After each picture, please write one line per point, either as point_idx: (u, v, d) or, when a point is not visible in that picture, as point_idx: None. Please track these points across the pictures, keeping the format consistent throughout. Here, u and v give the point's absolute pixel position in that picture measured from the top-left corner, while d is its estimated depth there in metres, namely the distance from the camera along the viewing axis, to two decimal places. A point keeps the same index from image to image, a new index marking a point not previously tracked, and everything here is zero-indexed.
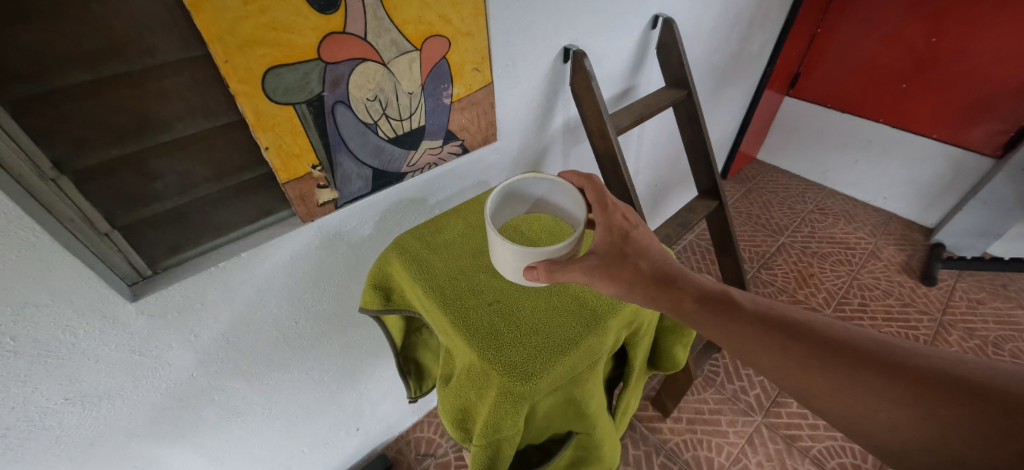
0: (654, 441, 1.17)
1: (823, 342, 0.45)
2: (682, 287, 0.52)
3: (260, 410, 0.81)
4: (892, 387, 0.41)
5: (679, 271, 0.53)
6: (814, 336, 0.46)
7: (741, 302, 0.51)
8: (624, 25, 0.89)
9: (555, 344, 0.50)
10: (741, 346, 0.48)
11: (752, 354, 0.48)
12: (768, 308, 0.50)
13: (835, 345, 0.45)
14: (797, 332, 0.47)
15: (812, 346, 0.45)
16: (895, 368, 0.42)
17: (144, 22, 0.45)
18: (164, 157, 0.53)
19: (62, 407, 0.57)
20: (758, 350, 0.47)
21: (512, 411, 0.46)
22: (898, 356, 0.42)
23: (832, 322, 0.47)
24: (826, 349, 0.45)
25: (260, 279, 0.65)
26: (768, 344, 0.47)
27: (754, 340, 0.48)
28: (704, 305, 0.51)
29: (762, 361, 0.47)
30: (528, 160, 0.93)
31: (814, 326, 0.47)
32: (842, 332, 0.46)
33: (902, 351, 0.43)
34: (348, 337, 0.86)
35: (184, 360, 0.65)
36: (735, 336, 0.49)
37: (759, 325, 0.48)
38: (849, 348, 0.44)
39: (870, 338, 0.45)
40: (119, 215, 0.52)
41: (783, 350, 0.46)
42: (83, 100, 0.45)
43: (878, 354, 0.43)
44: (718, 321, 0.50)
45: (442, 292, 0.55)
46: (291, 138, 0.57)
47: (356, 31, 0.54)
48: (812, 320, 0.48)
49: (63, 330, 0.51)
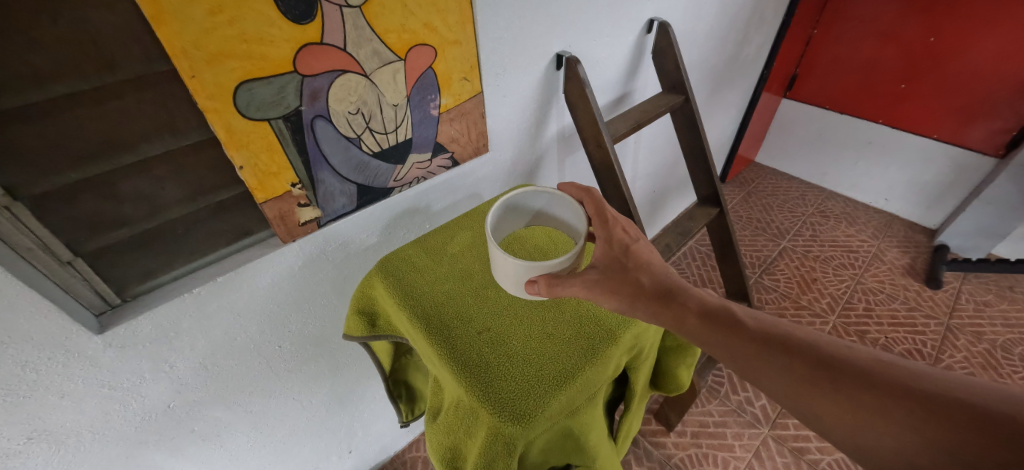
0: (659, 457, 1.14)
1: (824, 360, 0.42)
2: (684, 302, 0.48)
3: (245, 438, 0.77)
4: (894, 409, 0.38)
5: (682, 287, 0.50)
6: (816, 355, 0.43)
7: (743, 319, 0.47)
8: (618, 30, 0.87)
9: (549, 378, 0.46)
10: (743, 365, 0.45)
11: (753, 373, 0.45)
12: (769, 324, 0.47)
13: (837, 365, 0.42)
14: (799, 351, 0.44)
15: (813, 366, 0.42)
16: (899, 390, 0.39)
17: (100, 34, 0.41)
18: (130, 179, 0.49)
19: (24, 447, 0.54)
20: (761, 371, 0.44)
21: (504, 456, 0.43)
22: (901, 376, 0.39)
23: (833, 340, 0.44)
24: (827, 368, 0.42)
25: (239, 304, 0.62)
26: (771, 363, 0.44)
27: (754, 357, 0.44)
28: (707, 323, 0.47)
29: (763, 379, 0.44)
30: (521, 171, 0.90)
31: (816, 345, 0.44)
32: (844, 351, 0.43)
33: (905, 372, 0.40)
34: (336, 359, 0.82)
35: (160, 391, 0.61)
36: (737, 355, 0.45)
37: (762, 343, 0.45)
38: (851, 369, 0.41)
39: (872, 358, 0.41)
40: (81, 241, 0.48)
41: (783, 369, 0.43)
42: (36, 121, 0.42)
43: (880, 375, 0.40)
44: (719, 340, 0.46)
45: (428, 317, 0.52)
46: (267, 156, 0.53)
47: (334, 41, 0.51)
48: (814, 339, 0.45)
49: (22, 367, 0.48)
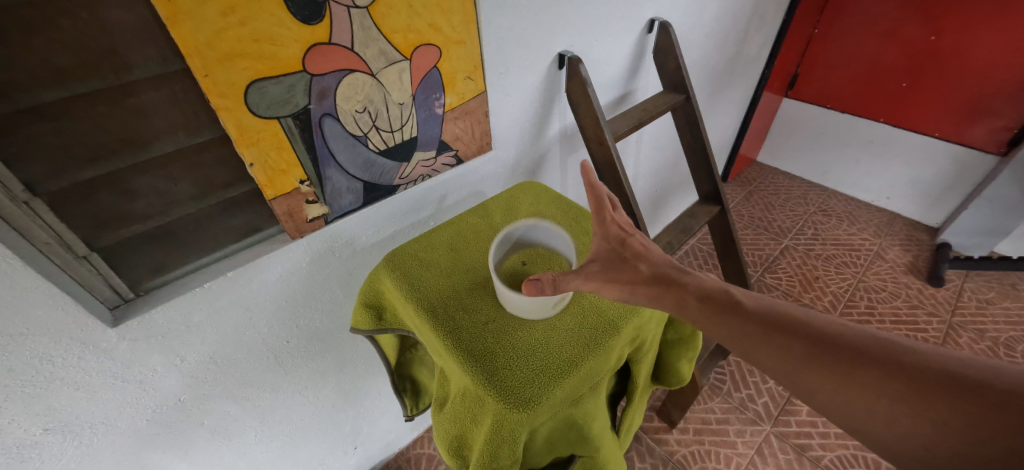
0: (661, 454, 1.14)
1: (822, 339, 0.43)
2: (684, 286, 0.49)
3: (253, 432, 0.79)
4: (890, 385, 0.39)
5: (681, 270, 0.51)
6: (814, 334, 0.44)
7: (741, 301, 0.48)
8: (620, 31, 0.88)
9: (552, 367, 0.47)
10: (742, 345, 0.46)
11: (753, 353, 0.45)
12: (768, 305, 0.47)
13: (834, 343, 0.42)
14: (797, 331, 0.44)
15: (812, 344, 0.43)
16: (895, 366, 0.39)
17: (116, 34, 0.43)
18: (144, 175, 0.50)
19: (41, 438, 0.55)
20: (761, 351, 0.44)
21: (508, 443, 0.44)
22: (896, 352, 0.40)
23: (830, 320, 0.45)
24: (824, 346, 0.42)
25: (248, 298, 0.63)
26: (770, 343, 0.44)
27: (754, 338, 0.45)
28: (707, 306, 0.48)
29: (762, 359, 0.44)
30: (525, 168, 0.91)
31: (813, 325, 0.44)
32: (841, 329, 0.43)
33: (900, 348, 0.40)
34: (342, 355, 0.83)
35: (171, 384, 0.62)
36: (737, 335, 0.46)
37: (761, 324, 0.45)
38: (847, 346, 0.42)
39: (868, 336, 0.42)
40: (97, 236, 0.50)
41: (780, 348, 0.44)
42: (56, 120, 0.43)
43: (876, 352, 0.41)
44: (719, 321, 0.47)
45: (431, 308, 0.54)
46: (277, 153, 0.55)
47: (341, 41, 0.52)
48: (812, 319, 0.45)
49: (40, 359, 0.49)
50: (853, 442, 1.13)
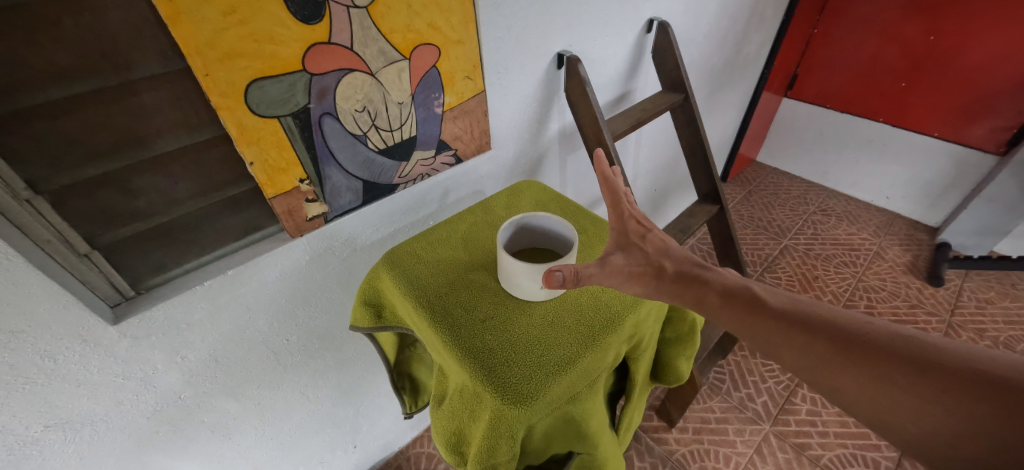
0: (660, 453, 1.14)
1: (844, 336, 0.43)
2: (705, 283, 0.49)
3: (252, 431, 0.79)
4: (913, 381, 0.38)
5: (699, 266, 0.51)
6: (836, 331, 0.43)
7: (764, 298, 0.48)
8: (618, 31, 0.88)
9: (550, 363, 0.48)
10: (763, 342, 0.46)
11: (774, 349, 0.45)
12: (789, 301, 0.47)
13: (857, 340, 0.42)
14: (819, 327, 0.44)
15: (833, 341, 0.43)
16: (920, 364, 0.38)
17: (117, 33, 0.43)
18: (145, 174, 0.51)
19: (42, 435, 0.55)
20: (781, 347, 0.45)
21: (506, 438, 0.44)
22: (920, 349, 0.39)
23: (853, 316, 0.44)
24: (847, 343, 0.42)
25: (248, 296, 0.63)
26: (791, 340, 0.44)
27: (775, 334, 0.45)
28: (729, 303, 0.48)
29: (783, 355, 0.45)
30: (524, 168, 0.91)
31: (836, 321, 0.44)
32: (865, 326, 0.43)
33: (925, 345, 0.40)
34: (341, 353, 0.84)
35: (171, 382, 0.62)
36: (758, 332, 0.46)
37: (781, 321, 0.46)
38: (870, 343, 0.41)
39: (892, 333, 0.41)
40: (98, 234, 0.50)
41: (800, 345, 0.44)
42: (57, 118, 0.44)
43: (900, 348, 0.40)
44: (740, 318, 0.47)
45: (432, 305, 0.54)
46: (277, 152, 0.55)
47: (341, 40, 0.53)
48: (834, 316, 0.45)
49: (41, 356, 0.49)
50: (852, 441, 1.14)
